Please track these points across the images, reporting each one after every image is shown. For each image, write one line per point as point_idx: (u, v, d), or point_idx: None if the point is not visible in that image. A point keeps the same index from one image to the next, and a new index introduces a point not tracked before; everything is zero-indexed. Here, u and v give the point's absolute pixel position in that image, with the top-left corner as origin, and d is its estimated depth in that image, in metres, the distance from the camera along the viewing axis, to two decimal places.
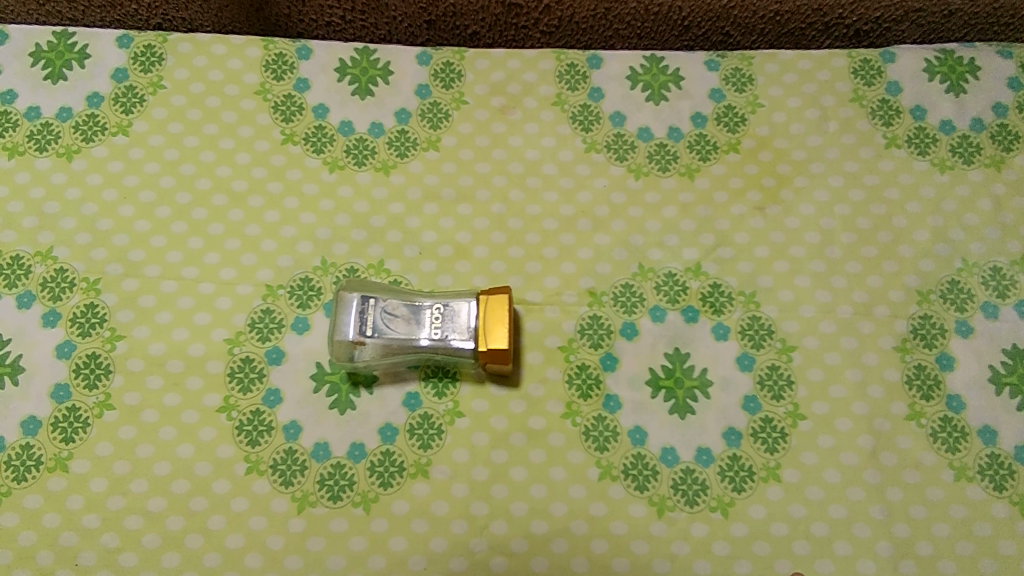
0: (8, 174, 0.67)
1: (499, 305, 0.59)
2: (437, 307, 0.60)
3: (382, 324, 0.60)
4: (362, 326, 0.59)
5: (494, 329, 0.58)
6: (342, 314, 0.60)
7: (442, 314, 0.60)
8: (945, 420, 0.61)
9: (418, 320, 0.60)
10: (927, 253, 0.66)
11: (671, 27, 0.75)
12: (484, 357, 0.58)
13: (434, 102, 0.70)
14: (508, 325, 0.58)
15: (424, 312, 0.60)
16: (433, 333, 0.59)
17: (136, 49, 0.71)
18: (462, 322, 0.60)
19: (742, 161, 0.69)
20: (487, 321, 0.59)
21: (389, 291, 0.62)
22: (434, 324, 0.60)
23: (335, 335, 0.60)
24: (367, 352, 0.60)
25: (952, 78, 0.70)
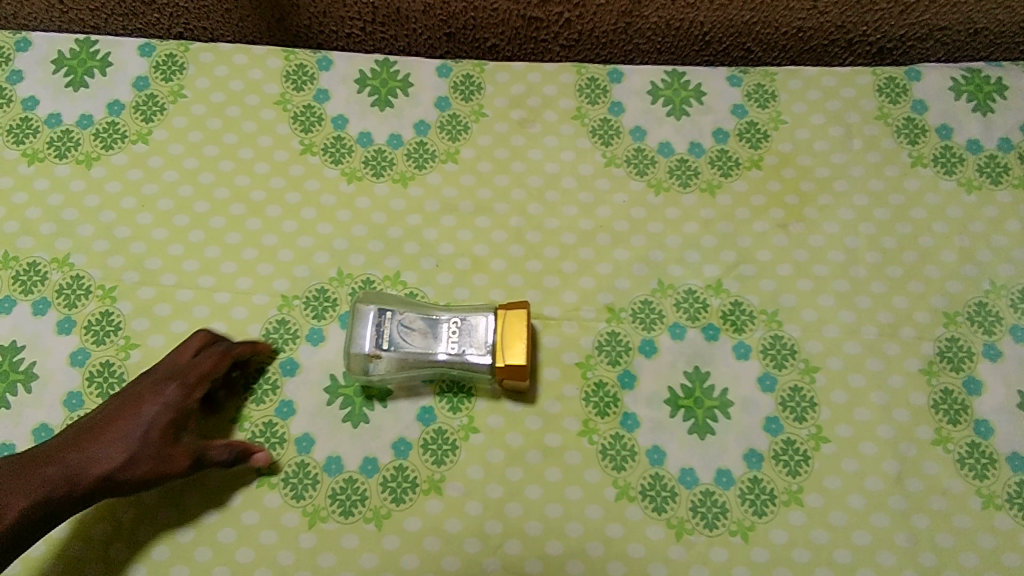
0: (27, 180, 0.67)
1: (517, 320, 0.58)
2: (455, 321, 0.59)
3: (399, 337, 0.59)
4: (378, 339, 0.59)
5: (512, 344, 0.57)
6: (359, 326, 0.59)
7: (460, 328, 0.59)
8: (973, 446, 0.60)
9: (436, 333, 0.59)
10: (954, 274, 0.64)
11: (692, 42, 0.75)
12: (501, 372, 0.58)
13: (454, 115, 0.70)
14: (525, 340, 0.58)
15: (443, 326, 0.59)
16: (451, 347, 0.59)
17: (157, 58, 0.71)
18: (479, 337, 0.59)
19: (764, 177, 0.68)
20: (505, 336, 0.58)
21: (406, 303, 0.61)
22: (452, 338, 0.59)
23: (351, 347, 0.59)
24: (383, 366, 0.59)
25: (980, 98, 0.69)
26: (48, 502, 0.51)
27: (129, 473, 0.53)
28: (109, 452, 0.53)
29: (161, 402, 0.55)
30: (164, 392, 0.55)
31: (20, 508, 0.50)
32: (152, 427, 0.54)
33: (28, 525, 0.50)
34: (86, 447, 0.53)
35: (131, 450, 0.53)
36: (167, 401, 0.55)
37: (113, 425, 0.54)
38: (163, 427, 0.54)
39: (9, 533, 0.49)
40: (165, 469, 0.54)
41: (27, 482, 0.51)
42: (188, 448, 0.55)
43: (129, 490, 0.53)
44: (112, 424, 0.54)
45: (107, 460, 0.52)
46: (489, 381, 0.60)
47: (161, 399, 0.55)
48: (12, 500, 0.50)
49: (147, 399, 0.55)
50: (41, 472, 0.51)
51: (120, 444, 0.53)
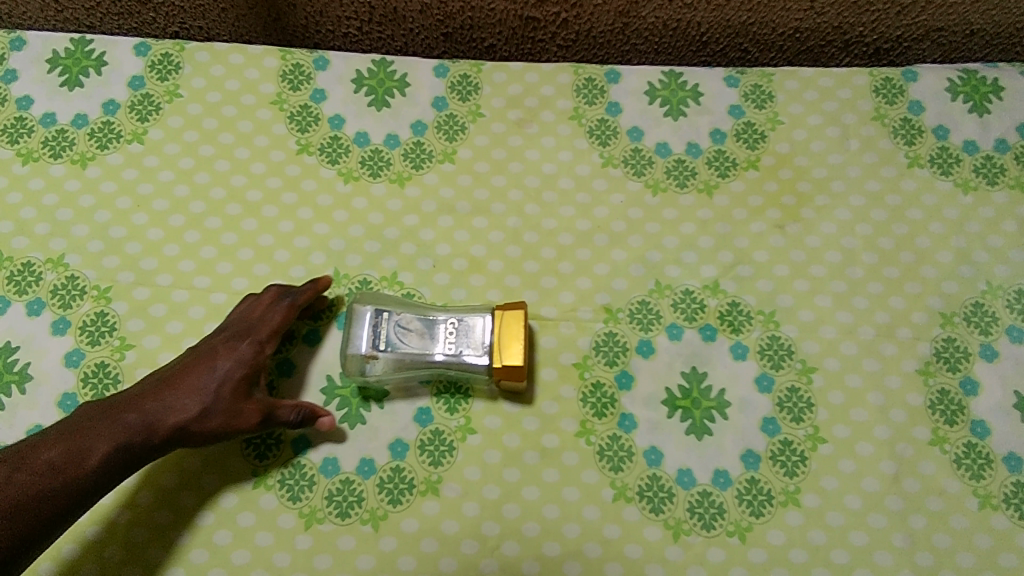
0: (22, 180, 0.67)
1: (515, 320, 0.58)
2: (452, 322, 0.59)
3: (395, 338, 0.59)
4: (375, 340, 0.58)
5: (510, 345, 0.57)
6: (355, 327, 0.59)
7: (458, 328, 0.59)
8: (969, 446, 0.60)
9: (433, 334, 0.59)
10: (950, 275, 0.64)
11: (689, 42, 0.75)
12: (499, 373, 0.58)
13: (451, 115, 0.70)
14: (523, 341, 0.57)
15: (440, 326, 0.59)
16: (448, 348, 0.58)
17: (153, 57, 0.71)
18: (476, 337, 0.59)
19: (761, 178, 0.68)
20: (502, 336, 0.58)
21: (402, 304, 0.61)
22: (449, 338, 0.59)
23: (348, 348, 0.59)
24: (380, 367, 0.59)
25: (976, 98, 0.69)
26: (129, 448, 0.52)
27: (204, 423, 0.54)
28: (186, 403, 0.54)
29: (235, 356, 0.56)
30: (238, 346, 0.57)
31: (104, 453, 0.51)
32: (228, 380, 0.55)
33: (109, 470, 0.51)
34: (164, 396, 0.54)
35: (206, 402, 0.54)
36: (241, 355, 0.57)
37: (189, 376, 0.55)
38: (237, 380, 0.56)
39: (92, 477, 0.50)
40: (238, 423, 0.55)
41: (109, 427, 0.52)
42: (260, 404, 0.56)
43: (202, 442, 0.55)
44: (188, 376, 0.55)
45: (184, 409, 0.54)
46: (486, 381, 0.60)
47: (235, 354, 0.56)
48: (94, 445, 0.51)
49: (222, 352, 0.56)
50: (121, 419, 0.52)
51: (197, 394, 0.54)
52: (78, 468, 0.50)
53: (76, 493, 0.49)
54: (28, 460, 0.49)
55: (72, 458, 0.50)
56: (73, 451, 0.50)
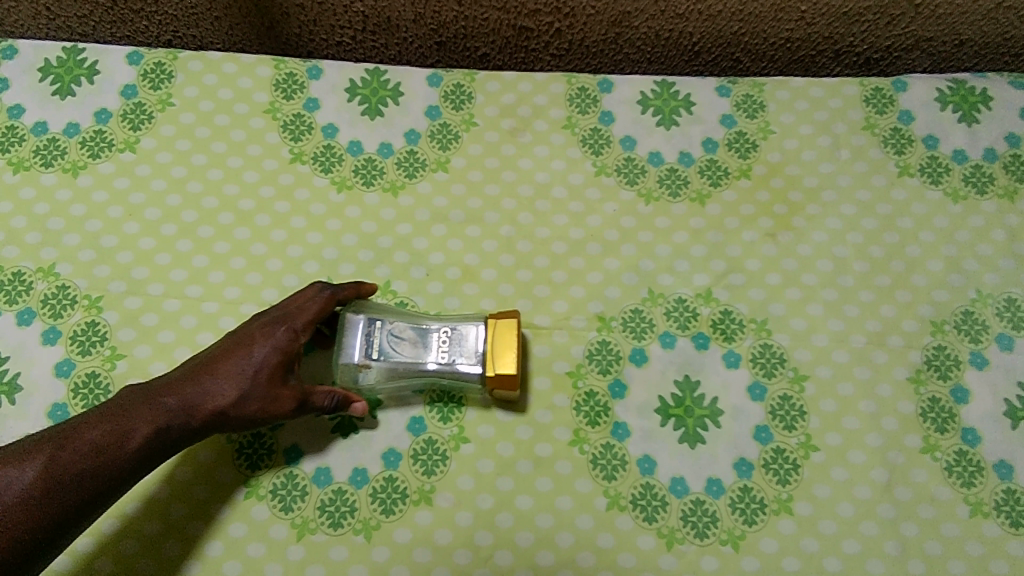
0: (12, 189, 0.67)
1: (508, 329, 0.58)
2: (445, 330, 0.59)
3: (389, 346, 0.58)
4: (368, 349, 0.58)
5: (503, 354, 0.57)
6: (348, 335, 0.58)
7: (451, 337, 0.59)
8: (960, 454, 0.60)
9: (425, 342, 0.59)
10: (940, 283, 0.65)
11: (681, 52, 0.76)
12: (492, 381, 0.58)
13: (444, 124, 0.70)
14: (517, 349, 0.58)
15: (433, 335, 0.59)
16: (441, 357, 0.58)
17: (145, 66, 0.71)
18: (470, 346, 0.58)
19: (753, 187, 0.68)
20: (496, 345, 0.58)
21: (394, 312, 0.60)
22: (442, 347, 0.59)
23: (339, 358, 0.58)
24: (373, 376, 0.58)
25: (965, 108, 0.70)
26: (167, 432, 0.52)
27: (241, 409, 0.53)
28: (223, 389, 0.53)
29: (272, 342, 0.55)
30: (275, 332, 0.56)
31: (144, 435, 0.51)
32: (264, 366, 0.54)
33: (149, 452, 0.51)
34: (203, 381, 0.53)
35: (242, 389, 0.53)
36: (278, 341, 0.55)
37: (227, 361, 0.54)
38: (274, 366, 0.55)
39: (132, 459, 0.50)
40: (274, 409, 0.54)
41: (148, 410, 0.51)
42: (295, 391, 0.55)
43: (239, 427, 0.54)
44: (225, 361, 0.54)
45: (221, 395, 0.53)
46: (478, 390, 0.60)
47: (272, 340, 0.55)
48: (135, 426, 0.51)
49: (259, 338, 0.55)
50: (161, 402, 0.52)
51: (234, 380, 0.54)
52: (119, 449, 0.49)
53: (116, 474, 0.49)
54: (70, 440, 0.49)
55: (113, 440, 0.50)
56: (114, 432, 0.50)
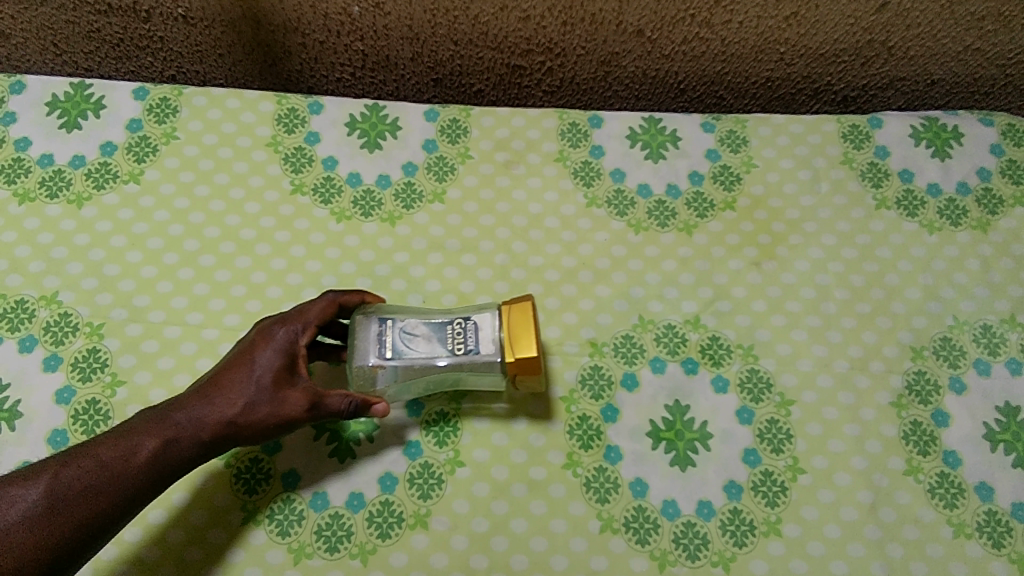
0: (18, 219, 0.68)
1: (522, 313, 0.57)
2: (457, 322, 0.58)
3: (402, 344, 0.58)
4: (382, 350, 0.57)
5: (521, 338, 0.57)
6: (359, 339, 0.58)
7: (464, 328, 0.58)
8: (942, 476, 0.62)
9: (438, 336, 0.58)
10: (919, 310, 0.67)
11: (668, 89, 0.80)
12: (514, 367, 0.57)
13: (441, 157, 0.72)
14: (535, 331, 0.57)
15: (445, 328, 0.58)
16: (456, 348, 0.58)
17: (151, 101, 0.73)
18: (484, 335, 0.58)
19: (738, 219, 0.71)
20: (512, 331, 0.57)
21: (404, 312, 0.60)
22: (456, 339, 0.58)
23: (352, 361, 0.57)
24: (389, 376, 0.58)
25: (938, 144, 0.73)
26: (177, 444, 0.52)
27: (250, 416, 0.54)
28: (230, 398, 0.54)
29: (273, 345, 0.56)
30: (277, 336, 0.57)
31: (151, 449, 0.51)
32: (268, 369, 0.55)
33: (159, 465, 0.51)
34: (210, 393, 0.54)
35: (249, 395, 0.54)
36: (278, 344, 0.56)
37: (232, 371, 0.55)
38: (278, 369, 0.55)
39: (141, 472, 0.51)
40: (284, 411, 0.54)
41: (156, 425, 0.52)
42: (304, 391, 0.55)
43: (253, 435, 0.54)
44: (230, 371, 0.55)
45: (228, 404, 0.54)
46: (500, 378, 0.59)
47: (273, 344, 0.56)
48: (145, 440, 0.52)
49: (262, 344, 0.56)
50: (170, 416, 0.53)
51: (241, 387, 0.54)
52: (127, 463, 0.50)
53: (126, 488, 0.50)
54: (77, 458, 0.50)
55: (120, 455, 0.51)
56: (124, 448, 0.51)
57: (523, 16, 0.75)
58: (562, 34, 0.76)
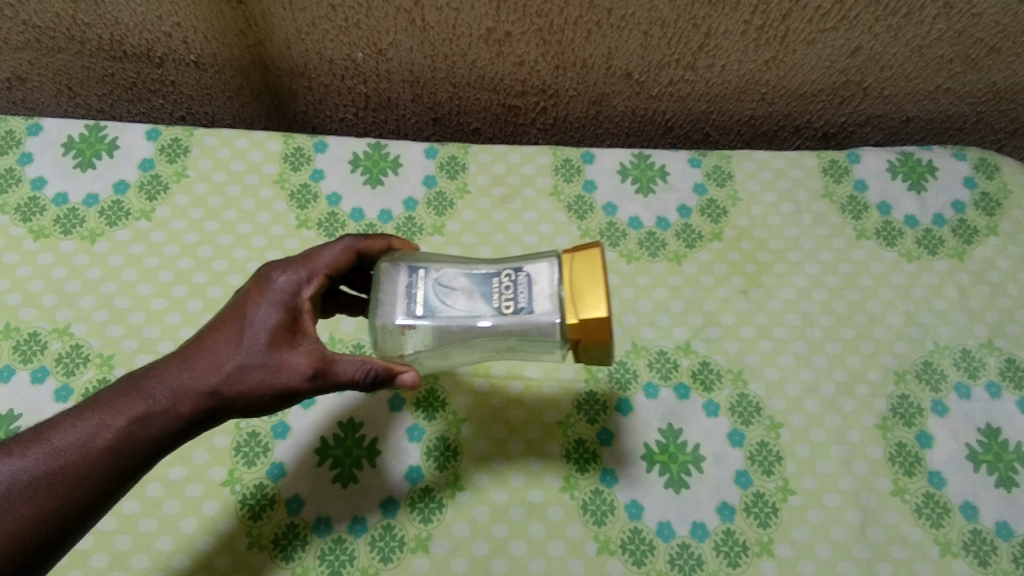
0: (32, 255, 0.71)
1: (588, 261, 0.49)
2: (507, 275, 0.51)
3: (438, 300, 0.51)
4: (410, 306, 0.51)
5: (585, 294, 0.48)
6: (387, 293, 0.52)
7: (513, 281, 0.51)
8: (928, 496, 0.64)
9: (481, 291, 0.51)
10: (901, 336, 0.70)
11: (656, 127, 0.85)
12: (576, 329, 0.49)
13: (440, 192, 0.76)
14: (604, 285, 0.48)
15: (490, 282, 0.51)
16: (504, 305, 0.50)
17: (163, 141, 0.76)
18: (539, 291, 0.50)
19: (725, 249, 0.74)
20: (575, 285, 0.49)
21: (442, 261, 0.54)
22: (505, 294, 0.50)
23: (375, 319, 0.51)
24: (417, 339, 0.51)
25: (913, 178, 0.77)
26: (154, 418, 0.48)
27: (242, 381, 0.49)
28: (217, 363, 0.49)
29: (270, 298, 0.52)
30: (275, 290, 0.52)
31: (122, 426, 0.47)
32: (263, 329, 0.50)
33: (131, 442, 0.47)
34: (196, 356, 0.50)
35: (238, 360, 0.49)
36: (275, 300, 0.52)
37: (222, 331, 0.51)
38: (274, 327, 0.51)
39: (110, 451, 0.47)
40: (281, 375, 0.49)
41: (127, 399, 0.48)
42: (304, 354, 0.50)
43: (245, 404, 0.49)
44: (220, 331, 0.51)
45: (215, 369, 0.49)
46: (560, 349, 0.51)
47: (270, 300, 0.52)
48: (114, 415, 0.47)
49: (257, 298, 0.52)
50: (144, 386, 0.48)
51: (231, 350, 0.50)
52: (90, 446, 0.46)
53: (93, 473, 0.46)
54: (42, 439, 0.47)
55: (89, 434, 0.47)
56: (90, 426, 0.47)
57: (518, 61, 0.77)
58: (554, 77, 0.79)
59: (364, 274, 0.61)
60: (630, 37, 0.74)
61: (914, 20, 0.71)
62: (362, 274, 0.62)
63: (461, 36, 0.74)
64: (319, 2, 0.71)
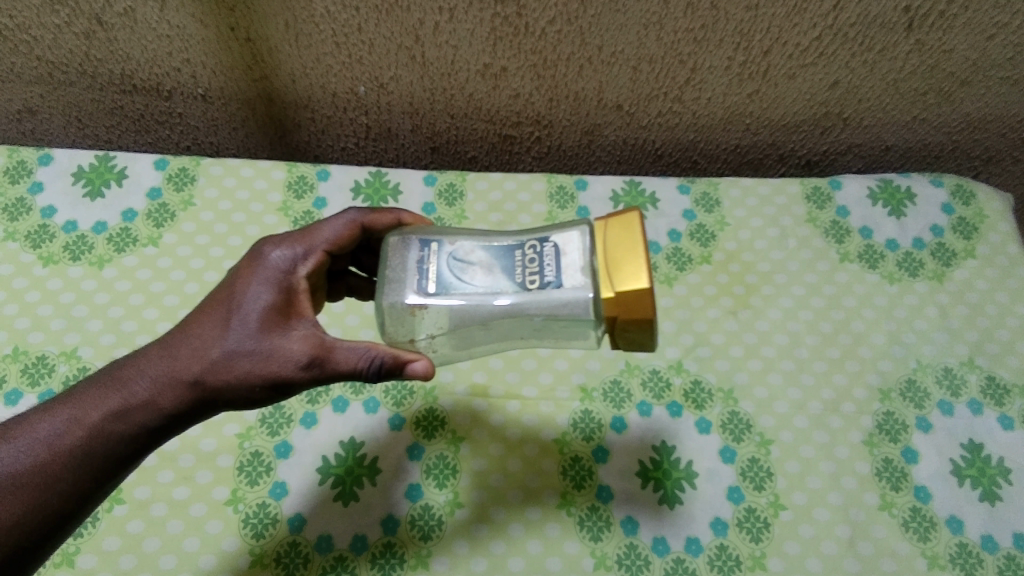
0: (41, 280, 0.73)
1: (625, 230, 0.47)
2: (531, 248, 0.49)
3: (455, 276, 0.49)
4: (423, 283, 0.49)
5: (624, 265, 0.46)
6: (399, 271, 0.50)
7: (537, 253, 0.49)
8: (914, 510, 0.65)
9: (501, 266, 0.49)
10: (884, 354, 0.73)
11: (646, 155, 0.88)
12: (614, 304, 0.46)
13: (439, 218, 0.78)
14: (643, 256, 0.46)
15: (513, 256, 0.49)
16: (529, 279, 0.48)
17: (170, 171, 0.79)
18: (568, 263, 0.48)
19: (714, 271, 0.77)
20: (613, 257, 0.46)
21: (457, 234, 0.52)
22: (529, 268, 0.48)
23: (382, 298, 0.49)
24: (429, 321, 0.49)
25: (893, 204, 0.80)
26: (133, 411, 0.49)
27: (229, 368, 0.49)
28: (201, 352, 0.50)
29: (263, 277, 0.52)
30: (268, 269, 0.53)
31: (98, 420, 0.48)
32: (253, 314, 0.50)
33: (107, 436, 0.48)
34: (182, 344, 0.50)
35: (224, 349, 0.49)
36: (268, 282, 0.52)
37: (210, 318, 0.51)
38: (266, 311, 0.51)
39: (87, 445, 0.48)
40: (271, 362, 0.49)
41: (106, 392, 0.49)
42: (298, 340, 0.50)
43: (230, 394, 0.50)
44: (209, 317, 0.51)
45: (196, 360, 0.49)
46: (594, 331, 0.49)
47: (263, 281, 0.52)
48: (92, 408, 0.48)
49: (249, 278, 0.52)
50: (124, 379, 0.49)
51: (219, 337, 0.50)
52: (67, 442, 0.47)
53: (70, 469, 0.47)
54: (21, 433, 0.48)
55: (66, 428, 0.48)
56: (68, 420, 0.48)
57: (514, 94, 0.80)
58: (548, 108, 0.82)
59: (373, 256, 0.65)
60: (620, 72, 0.77)
61: (889, 57, 0.75)
62: (371, 255, 0.65)
63: (460, 71, 0.77)
64: (323, 39, 0.74)
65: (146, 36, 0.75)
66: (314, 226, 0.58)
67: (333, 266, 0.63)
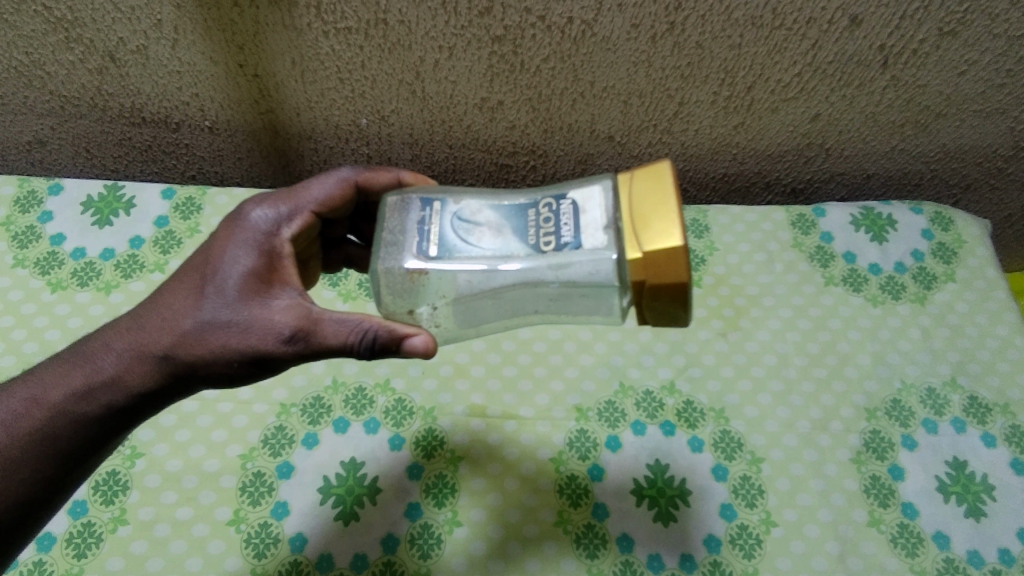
0: (50, 306, 0.75)
1: (656, 186, 0.46)
2: (547, 209, 0.50)
3: (463, 237, 0.51)
4: (424, 248, 0.51)
5: (654, 222, 0.45)
6: (403, 234, 0.52)
7: (553, 213, 0.49)
8: (902, 527, 0.67)
9: (512, 228, 0.50)
10: (870, 375, 0.75)
11: None
12: (643, 262, 0.45)
13: None
14: (677, 211, 0.45)
15: (527, 216, 0.50)
16: (544, 242, 0.49)
17: (178, 200, 0.82)
18: (589, 224, 0.48)
19: (704, 294, 0.79)
20: (644, 213, 0.46)
21: (462, 194, 0.54)
22: (544, 230, 0.49)
23: (378, 263, 0.51)
24: (432, 290, 0.51)
25: (875, 230, 0.83)
26: (96, 391, 0.51)
27: (203, 341, 0.51)
28: (173, 325, 0.51)
29: (244, 242, 0.54)
30: (248, 230, 0.54)
31: (60, 399, 0.51)
32: (232, 285, 0.52)
33: (69, 415, 0.51)
34: (157, 317, 0.52)
35: (199, 322, 0.51)
36: (248, 247, 0.53)
37: (185, 290, 0.53)
38: (246, 280, 0.52)
39: (49, 424, 0.50)
40: (248, 336, 0.50)
41: (72, 371, 0.51)
42: (280, 313, 0.51)
43: (201, 370, 0.51)
44: (185, 288, 0.53)
45: (164, 336, 0.51)
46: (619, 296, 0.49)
47: (243, 246, 0.53)
48: (58, 387, 0.51)
49: (229, 240, 0.54)
50: (91, 358, 0.52)
51: (194, 309, 0.51)
52: (31, 421, 0.50)
53: (33, 448, 0.50)
54: None
55: (30, 408, 0.50)
56: (34, 398, 0.51)
57: (510, 126, 0.83)
58: (543, 139, 0.85)
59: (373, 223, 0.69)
60: (611, 106, 0.81)
61: (867, 91, 0.79)
62: (370, 222, 0.69)
63: (458, 104, 0.81)
64: (327, 75, 0.77)
65: (157, 72, 0.78)
66: (302, 187, 0.59)
67: (332, 232, 0.67)
